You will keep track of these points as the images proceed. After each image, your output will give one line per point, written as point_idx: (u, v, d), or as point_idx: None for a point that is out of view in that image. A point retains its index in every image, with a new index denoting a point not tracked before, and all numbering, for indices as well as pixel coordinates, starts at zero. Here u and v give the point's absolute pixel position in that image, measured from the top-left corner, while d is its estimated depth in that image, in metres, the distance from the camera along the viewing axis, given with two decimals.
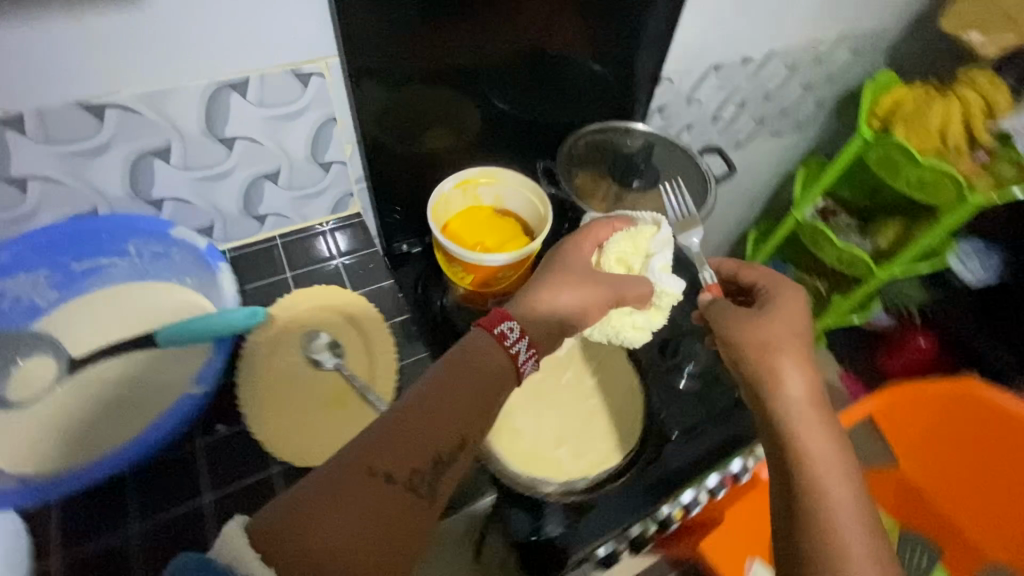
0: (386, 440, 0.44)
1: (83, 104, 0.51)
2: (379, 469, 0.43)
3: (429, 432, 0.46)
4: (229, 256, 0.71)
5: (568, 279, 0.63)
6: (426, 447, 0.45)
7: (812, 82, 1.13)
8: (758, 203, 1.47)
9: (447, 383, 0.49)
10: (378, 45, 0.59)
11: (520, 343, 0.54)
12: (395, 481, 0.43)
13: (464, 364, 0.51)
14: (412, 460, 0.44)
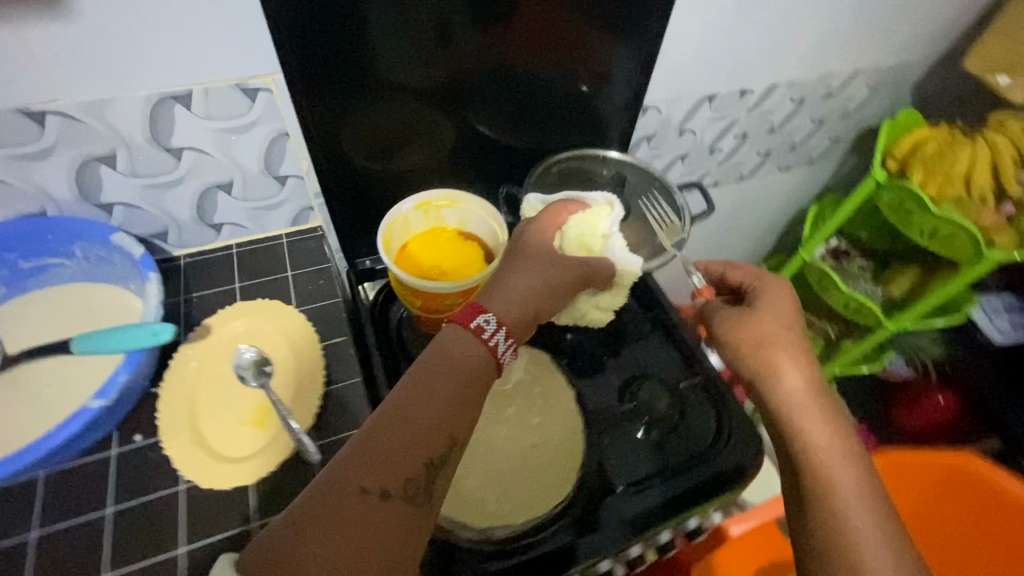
0: (372, 455, 0.44)
1: (23, 110, 0.51)
2: (371, 487, 0.42)
3: (417, 442, 0.45)
4: (182, 263, 0.71)
5: (526, 257, 0.60)
6: (416, 456, 0.45)
7: (824, 117, 1.07)
8: (766, 240, 1.40)
9: (429, 387, 0.48)
10: (329, 62, 0.58)
11: (498, 334, 0.52)
12: (389, 495, 0.43)
13: (448, 365, 0.49)
14: (403, 471, 0.44)
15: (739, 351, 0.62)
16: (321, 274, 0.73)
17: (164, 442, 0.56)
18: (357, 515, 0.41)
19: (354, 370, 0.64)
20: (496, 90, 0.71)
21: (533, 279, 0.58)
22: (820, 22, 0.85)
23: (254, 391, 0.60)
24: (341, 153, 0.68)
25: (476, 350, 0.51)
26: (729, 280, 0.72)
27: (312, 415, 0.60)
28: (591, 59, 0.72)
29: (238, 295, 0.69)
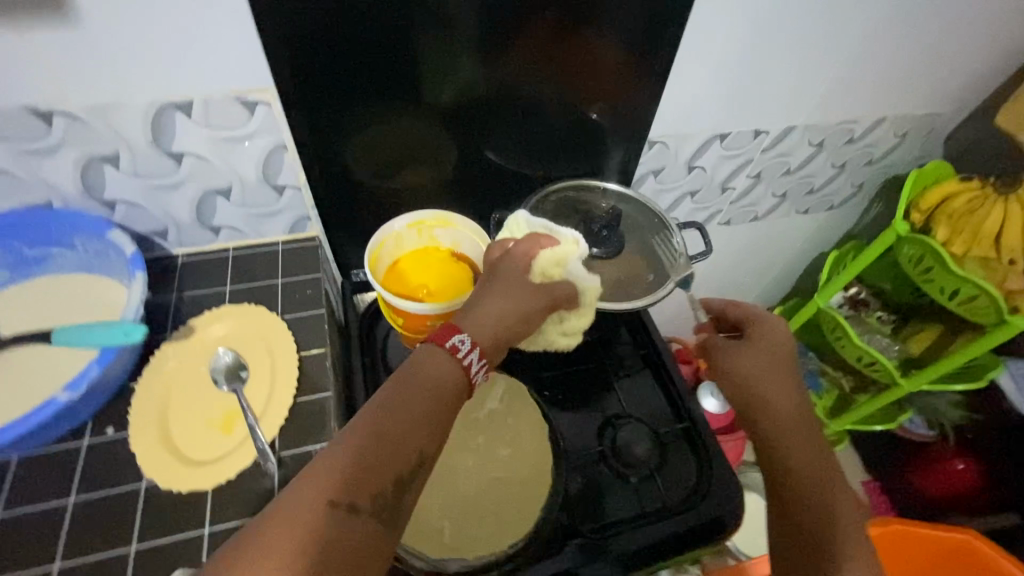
0: (340, 468, 0.40)
1: (32, 109, 0.54)
2: (340, 501, 0.39)
3: (391, 455, 0.42)
4: (179, 262, 0.73)
5: (495, 288, 0.59)
6: (389, 470, 0.42)
7: (846, 163, 1.03)
8: (781, 284, 1.36)
9: (403, 400, 0.46)
10: (329, 80, 0.60)
11: (472, 353, 0.51)
12: (359, 511, 0.39)
13: (425, 380, 0.48)
14: (374, 486, 0.41)
15: (731, 384, 0.62)
16: (311, 283, 0.74)
17: (130, 438, 0.57)
18: (324, 531, 0.37)
19: (327, 383, 0.64)
20: (496, 118, 0.71)
21: (510, 304, 0.58)
22: (839, 66, 0.83)
23: (225, 395, 0.61)
24: (340, 167, 0.69)
25: (451, 368, 0.49)
26: (727, 317, 0.70)
27: (278, 425, 0.60)
28: (593, 91, 0.72)
29: (227, 299, 0.71)
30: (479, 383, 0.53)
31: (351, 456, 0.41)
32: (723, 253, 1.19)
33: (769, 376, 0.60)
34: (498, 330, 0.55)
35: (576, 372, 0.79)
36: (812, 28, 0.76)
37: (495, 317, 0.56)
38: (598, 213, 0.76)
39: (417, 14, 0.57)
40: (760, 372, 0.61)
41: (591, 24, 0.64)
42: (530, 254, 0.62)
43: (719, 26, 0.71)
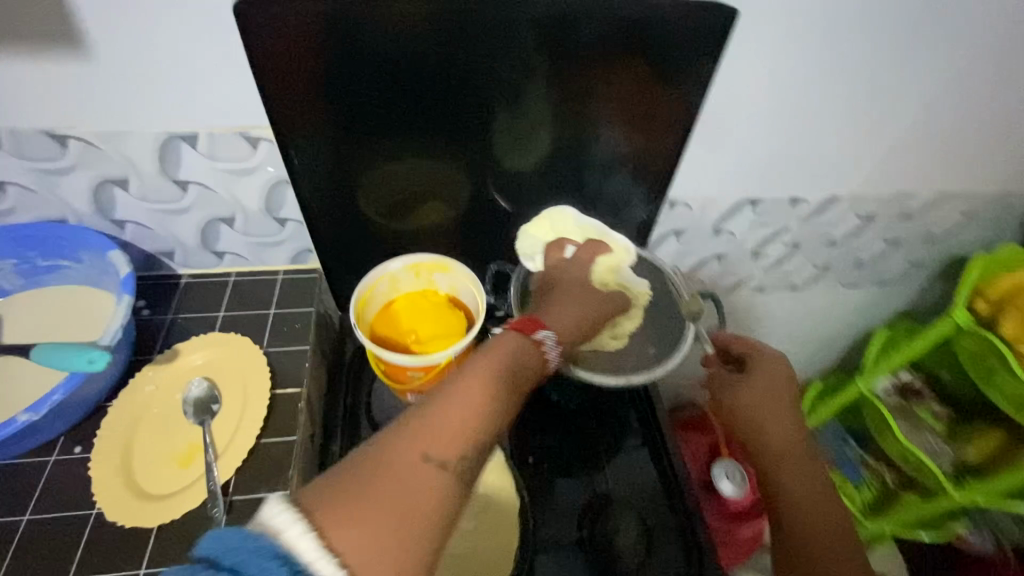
0: (429, 425, 0.40)
1: (48, 133, 0.57)
2: (433, 455, 0.38)
3: (474, 423, 0.42)
4: (181, 283, 0.74)
5: (571, 292, 0.62)
6: (472, 437, 0.41)
7: (900, 238, 0.93)
8: (823, 361, 1.23)
9: (484, 376, 0.46)
10: (329, 120, 0.59)
11: (554, 348, 0.55)
12: (448, 467, 0.38)
13: (505, 359, 0.49)
14: (460, 447, 0.40)
15: (734, 419, 0.60)
16: (302, 317, 0.73)
17: (92, 463, 0.57)
18: (421, 483, 0.37)
19: (296, 427, 0.63)
20: (504, 170, 0.69)
21: (584, 308, 0.60)
22: (888, 137, 0.76)
23: (193, 428, 0.60)
24: (340, 206, 0.68)
25: (533, 357, 0.52)
26: (732, 351, 0.65)
27: (235, 467, 0.58)
28: (607, 147, 0.68)
29: (218, 326, 0.71)
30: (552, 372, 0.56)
31: (438, 416, 0.41)
32: (757, 322, 1.09)
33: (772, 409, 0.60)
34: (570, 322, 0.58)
35: (567, 440, 0.74)
36: (855, 96, 0.70)
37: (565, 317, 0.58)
38: None
39: (423, 66, 0.57)
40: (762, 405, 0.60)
41: (605, 81, 0.61)
42: (587, 261, 0.66)
43: (748, 89, 0.67)
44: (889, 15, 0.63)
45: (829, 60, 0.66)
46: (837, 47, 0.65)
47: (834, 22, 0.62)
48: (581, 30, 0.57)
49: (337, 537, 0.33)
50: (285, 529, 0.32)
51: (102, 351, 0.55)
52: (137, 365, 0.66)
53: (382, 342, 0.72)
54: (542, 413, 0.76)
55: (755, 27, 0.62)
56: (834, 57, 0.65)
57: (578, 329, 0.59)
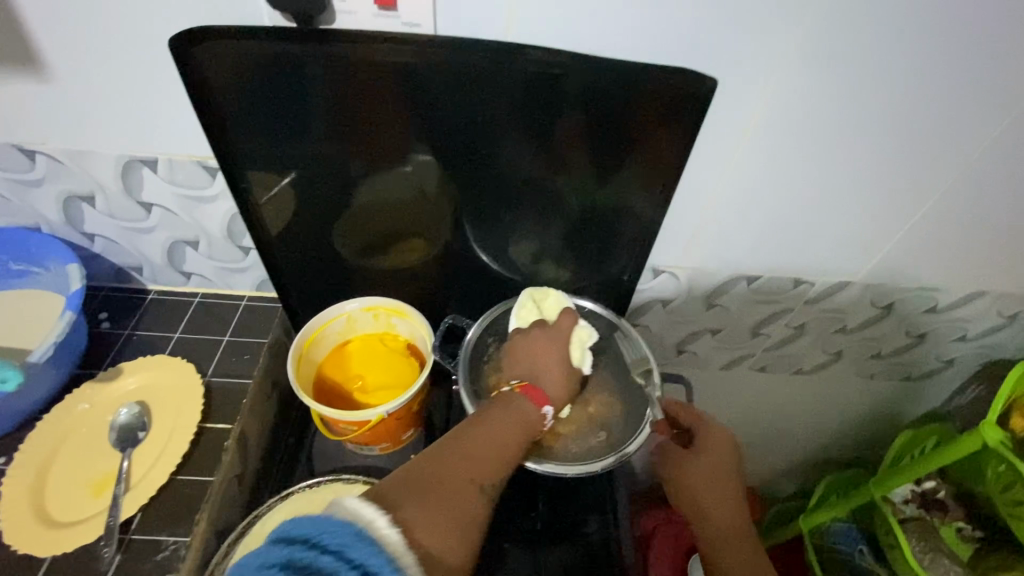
0: (469, 456, 0.48)
1: (20, 147, 0.59)
2: (477, 480, 0.46)
3: (499, 459, 0.49)
4: (148, 298, 0.74)
5: (553, 363, 0.58)
6: (497, 471, 0.49)
7: (928, 332, 0.82)
8: (838, 449, 1.11)
9: (507, 419, 0.52)
10: (285, 158, 0.58)
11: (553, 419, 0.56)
12: (485, 492, 0.47)
13: (526, 410, 0.54)
14: (490, 478, 0.48)
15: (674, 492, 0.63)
16: (256, 347, 0.71)
17: (3, 480, 0.57)
18: (473, 502, 0.45)
19: (215, 467, 0.61)
20: (472, 222, 0.65)
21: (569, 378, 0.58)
22: (904, 222, 0.67)
23: (114, 455, 0.60)
24: (299, 241, 0.66)
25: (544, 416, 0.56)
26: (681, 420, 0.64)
27: (140, 503, 0.57)
28: (582, 207, 0.63)
29: (170, 347, 0.70)
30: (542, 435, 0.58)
31: (476, 449, 0.48)
32: (761, 401, 0.99)
33: (711, 490, 0.61)
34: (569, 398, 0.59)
35: (517, 515, 0.70)
36: (863, 177, 0.63)
37: (565, 388, 0.58)
38: None
39: (378, 113, 0.55)
40: (702, 484, 0.61)
41: (577, 140, 0.57)
42: (565, 333, 0.60)
43: (738, 160, 0.61)
44: (900, 96, 0.56)
45: (830, 138, 0.59)
46: (839, 124, 0.58)
47: (835, 98, 0.56)
48: (546, 88, 0.53)
49: (420, 534, 0.40)
50: (374, 519, 0.37)
51: (17, 370, 0.58)
52: (81, 379, 0.66)
53: (326, 386, 0.70)
54: None
55: (747, 99, 0.56)
56: (836, 135, 0.59)
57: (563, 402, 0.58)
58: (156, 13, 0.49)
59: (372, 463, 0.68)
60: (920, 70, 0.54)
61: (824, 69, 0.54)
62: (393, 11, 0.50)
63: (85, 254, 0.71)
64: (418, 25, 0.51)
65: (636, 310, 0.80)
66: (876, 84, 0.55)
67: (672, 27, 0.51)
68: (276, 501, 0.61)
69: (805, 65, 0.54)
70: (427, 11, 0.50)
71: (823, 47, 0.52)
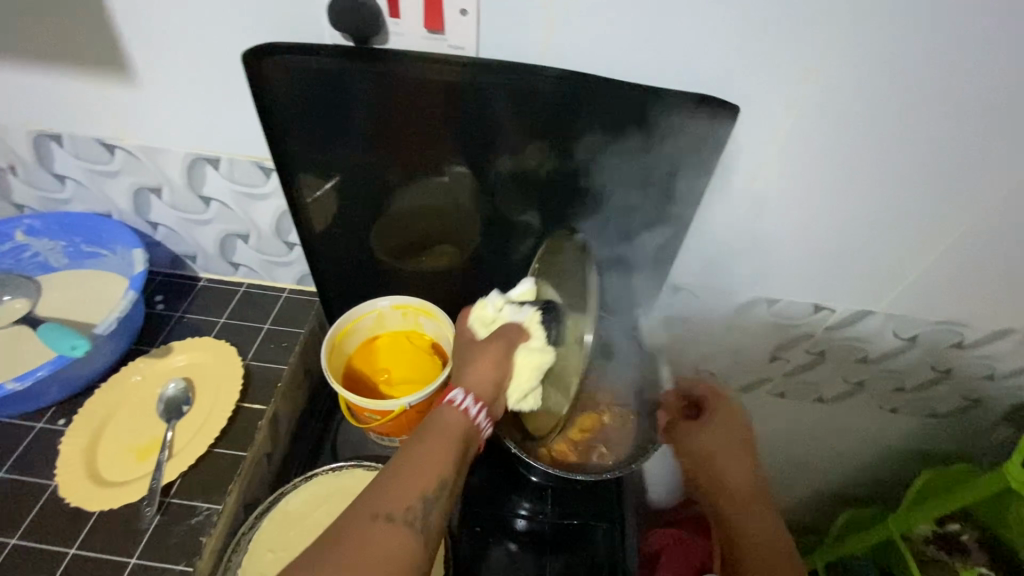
0: (375, 490, 0.47)
1: (102, 141, 0.66)
2: (379, 511, 0.45)
3: (412, 478, 0.48)
4: (199, 285, 0.81)
5: (466, 352, 0.62)
6: (413, 489, 0.47)
7: (954, 368, 0.81)
8: (858, 484, 1.09)
9: (420, 438, 0.51)
10: (333, 162, 0.63)
11: (468, 398, 0.56)
12: (397, 517, 0.45)
13: (436, 424, 0.53)
14: (405, 500, 0.46)
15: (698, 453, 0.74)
16: (293, 337, 0.77)
17: (65, 437, 0.63)
18: (378, 535, 0.44)
19: (249, 443, 0.65)
20: (501, 231, 0.69)
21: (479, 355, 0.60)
22: (928, 254, 0.68)
23: (159, 425, 0.65)
24: (339, 240, 0.71)
25: (462, 417, 0.54)
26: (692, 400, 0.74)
27: (180, 470, 0.62)
28: (606, 221, 0.66)
29: (215, 331, 0.76)
30: (485, 427, 0.57)
31: (382, 481, 0.47)
32: (780, 428, 0.99)
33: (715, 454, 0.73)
34: (490, 366, 0.59)
35: (526, 514, 0.72)
36: (885, 207, 0.64)
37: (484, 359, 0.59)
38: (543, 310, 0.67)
39: (421, 124, 0.59)
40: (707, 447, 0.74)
41: (605, 158, 0.61)
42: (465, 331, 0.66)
43: (760, 185, 0.64)
44: (922, 129, 0.57)
45: (850, 167, 0.61)
46: (860, 153, 0.60)
47: (858, 128, 0.58)
48: (579, 109, 0.57)
49: None
50: None
51: (87, 340, 0.63)
52: (135, 354, 0.72)
53: (355, 376, 0.74)
54: (503, 477, 0.75)
55: (770, 126, 0.59)
56: (857, 164, 0.61)
57: (481, 373, 0.58)
58: (231, 29, 0.55)
59: (391, 454, 0.72)
60: (941, 105, 0.55)
61: (845, 99, 0.56)
62: (440, 34, 0.54)
63: (147, 242, 0.77)
64: (462, 48, 0.55)
65: (655, 327, 0.82)
66: (896, 116, 0.57)
67: (699, 57, 0.54)
68: (301, 480, 0.65)
69: (826, 96, 0.56)
70: (472, 35, 0.54)
71: (843, 80, 0.55)
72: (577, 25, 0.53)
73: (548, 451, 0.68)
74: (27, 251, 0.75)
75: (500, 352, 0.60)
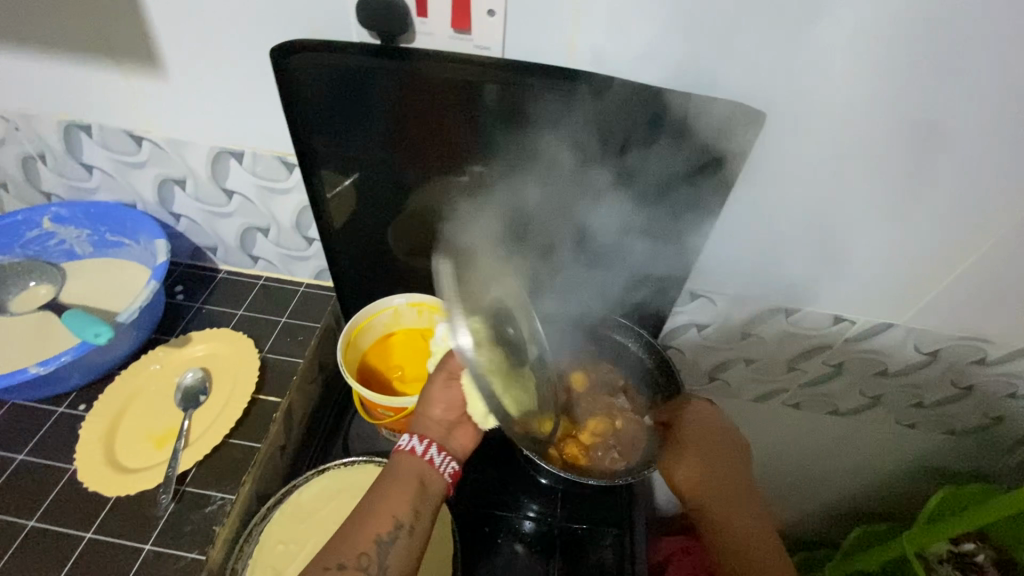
0: (332, 542, 0.53)
1: (130, 133, 0.67)
2: (330, 563, 0.51)
3: (366, 528, 0.53)
4: (218, 277, 0.82)
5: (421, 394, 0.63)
6: (364, 539, 0.52)
7: (976, 385, 0.80)
8: (871, 500, 1.07)
9: (378, 487, 0.56)
10: (355, 159, 0.63)
11: (416, 440, 0.58)
12: (348, 567, 0.51)
13: (392, 471, 0.57)
14: (356, 550, 0.52)
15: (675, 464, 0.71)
16: (309, 331, 0.77)
17: (84, 423, 0.64)
18: None
19: (263, 435, 0.66)
20: (519, 233, 0.68)
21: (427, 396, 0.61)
22: (952, 268, 0.67)
23: (176, 414, 0.66)
24: (357, 236, 0.71)
25: (417, 462, 0.57)
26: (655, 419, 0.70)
27: (196, 459, 0.63)
28: (626, 225, 0.66)
29: (233, 323, 0.77)
30: (448, 465, 0.58)
31: (338, 535, 0.53)
32: (793, 439, 0.98)
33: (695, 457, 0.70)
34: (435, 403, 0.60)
35: (534, 517, 0.72)
36: (910, 219, 0.63)
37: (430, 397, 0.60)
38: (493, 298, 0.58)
39: (443, 124, 0.59)
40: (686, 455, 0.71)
41: (626, 161, 0.60)
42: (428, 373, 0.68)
43: (782, 194, 0.63)
44: (952, 141, 0.56)
45: (877, 177, 0.60)
46: (887, 164, 0.59)
47: (886, 139, 0.57)
48: (603, 112, 0.57)
49: None
50: None
51: (110, 328, 0.64)
52: (154, 343, 0.74)
53: (369, 372, 0.74)
54: (512, 478, 0.75)
55: (794, 134, 0.58)
56: (883, 175, 0.60)
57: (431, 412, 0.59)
58: (261, 25, 0.56)
59: None
60: (973, 118, 0.54)
61: (873, 109, 0.55)
62: (467, 34, 0.54)
63: (170, 232, 0.79)
64: (488, 48, 0.55)
65: (670, 333, 0.82)
66: (925, 127, 0.56)
67: (725, 62, 0.54)
68: (313, 474, 0.65)
69: (852, 105, 0.55)
70: (498, 36, 0.54)
71: (872, 90, 0.54)
72: (605, 29, 0.53)
73: (561, 454, 0.66)
74: (54, 238, 0.76)
75: (440, 382, 0.61)
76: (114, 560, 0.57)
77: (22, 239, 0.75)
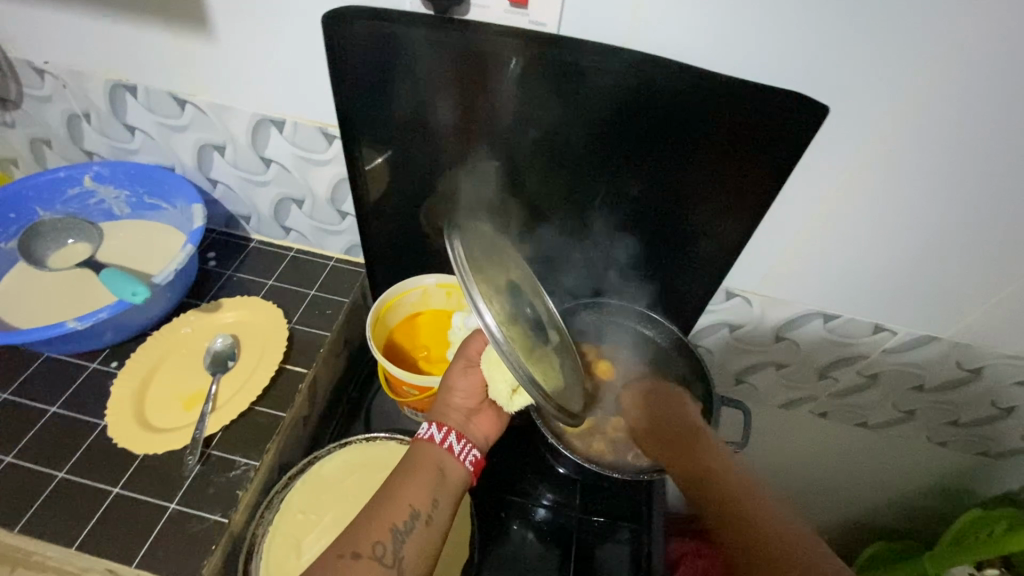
0: (349, 530, 0.51)
1: (174, 96, 0.68)
2: (344, 552, 0.49)
3: (382, 515, 0.51)
4: (250, 246, 0.82)
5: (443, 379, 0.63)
6: (381, 526, 0.51)
7: (1017, 407, 0.77)
8: (892, 516, 1.04)
9: (395, 478, 0.55)
10: (395, 132, 0.63)
11: (434, 429, 0.58)
12: (361, 556, 0.49)
13: (408, 463, 0.56)
14: (373, 537, 0.50)
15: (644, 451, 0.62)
16: (337, 304, 0.77)
17: (116, 382, 0.65)
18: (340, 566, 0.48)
19: (290, 405, 0.66)
20: (557, 220, 0.67)
21: (447, 383, 0.62)
22: (1009, 282, 0.64)
23: (206, 378, 0.67)
24: (391, 212, 0.71)
25: (436, 453, 0.56)
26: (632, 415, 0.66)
27: (222, 424, 0.63)
28: (669, 214, 0.64)
29: (263, 292, 0.77)
30: (470, 456, 0.58)
31: (354, 522, 0.52)
32: (816, 448, 0.95)
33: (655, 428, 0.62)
34: (456, 391, 0.61)
35: (549, 506, 0.71)
36: (970, 229, 0.60)
37: (452, 386, 0.61)
38: (508, 276, 0.55)
39: (487, 100, 0.58)
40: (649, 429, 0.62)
41: (678, 149, 0.59)
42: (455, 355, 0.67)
43: (834, 195, 0.61)
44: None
45: (941, 185, 0.57)
46: (954, 172, 0.56)
47: (953, 142, 0.54)
48: (662, 97, 0.55)
49: None
50: None
51: (147, 288, 0.64)
52: (185, 307, 0.74)
53: (396, 350, 0.74)
54: (529, 467, 0.74)
55: (853, 133, 0.55)
56: (943, 181, 0.57)
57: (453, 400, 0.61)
58: None
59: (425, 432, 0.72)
60: None
61: (944, 110, 0.52)
62: (524, 9, 0.53)
63: (206, 199, 0.79)
64: (543, 24, 0.54)
65: (701, 331, 0.80)
66: (996, 132, 0.53)
67: (787, 53, 0.51)
68: (337, 447, 0.66)
69: (922, 106, 0.52)
70: (556, 12, 0.53)
71: (943, 88, 0.51)
72: (664, 11, 0.51)
73: (588, 448, 0.64)
74: (94, 198, 0.77)
75: (459, 369, 0.62)
76: (139, 517, 0.57)
77: (63, 196, 0.76)
